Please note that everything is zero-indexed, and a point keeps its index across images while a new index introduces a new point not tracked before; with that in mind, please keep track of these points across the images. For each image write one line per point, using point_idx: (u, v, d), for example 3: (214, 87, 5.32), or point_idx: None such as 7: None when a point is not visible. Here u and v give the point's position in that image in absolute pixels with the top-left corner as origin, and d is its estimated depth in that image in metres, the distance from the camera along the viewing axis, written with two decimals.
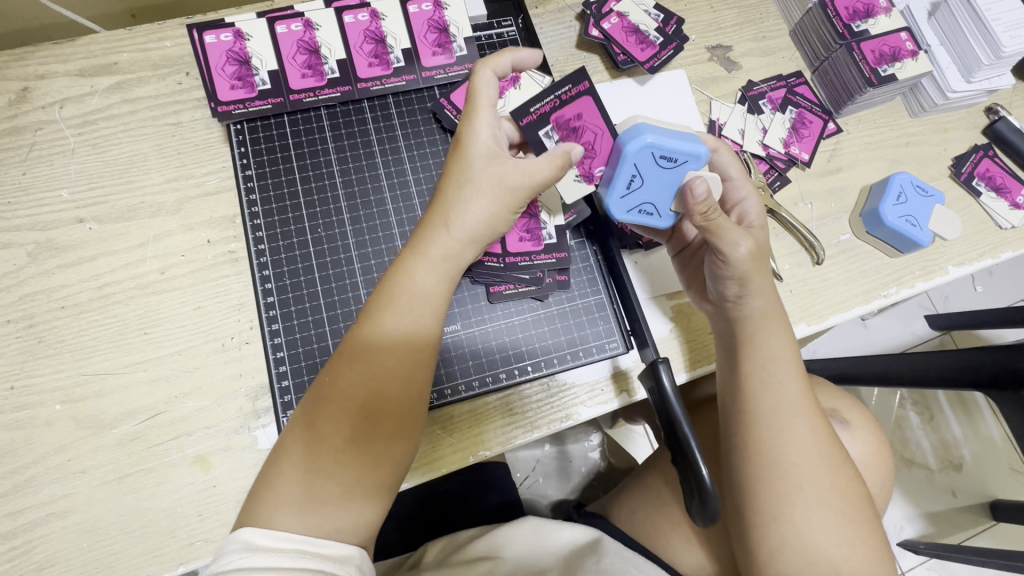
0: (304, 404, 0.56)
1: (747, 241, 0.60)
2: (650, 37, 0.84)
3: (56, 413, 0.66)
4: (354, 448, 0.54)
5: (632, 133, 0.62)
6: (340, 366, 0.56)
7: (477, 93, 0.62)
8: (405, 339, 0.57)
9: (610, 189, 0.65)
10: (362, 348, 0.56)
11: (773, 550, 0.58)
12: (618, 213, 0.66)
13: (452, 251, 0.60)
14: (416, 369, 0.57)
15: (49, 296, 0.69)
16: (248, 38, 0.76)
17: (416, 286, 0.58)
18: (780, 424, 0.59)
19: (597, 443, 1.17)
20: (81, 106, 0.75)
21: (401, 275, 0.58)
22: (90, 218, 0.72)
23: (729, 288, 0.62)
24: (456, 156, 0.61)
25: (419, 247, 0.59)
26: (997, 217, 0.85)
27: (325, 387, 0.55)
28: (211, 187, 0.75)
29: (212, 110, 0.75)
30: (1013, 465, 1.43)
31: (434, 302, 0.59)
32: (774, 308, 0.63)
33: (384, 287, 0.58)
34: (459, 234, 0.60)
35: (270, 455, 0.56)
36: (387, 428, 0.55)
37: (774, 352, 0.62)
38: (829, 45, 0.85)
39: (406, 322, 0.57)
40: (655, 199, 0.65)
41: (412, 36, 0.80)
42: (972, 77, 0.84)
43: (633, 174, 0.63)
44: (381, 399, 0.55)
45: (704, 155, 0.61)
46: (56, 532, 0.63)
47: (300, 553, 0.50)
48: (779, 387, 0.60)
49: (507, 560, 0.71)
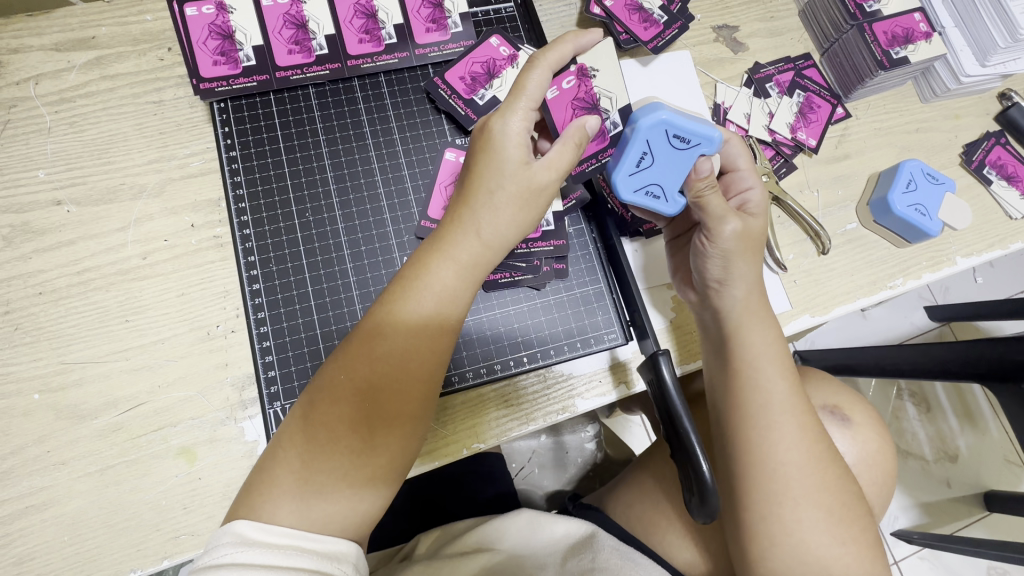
0: (310, 397, 0.52)
1: (736, 221, 0.59)
2: (655, 15, 0.80)
3: (34, 403, 0.63)
4: (365, 452, 0.51)
5: (644, 111, 0.63)
6: (354, 364, 0.52)
7: (524, 90, 0.57)
8: (429, 345, 0.53)
9: (618, 165, 0.63)
10: (381, 350, 0.52)
11: (762, 550, 0.56)
12: (624, 191, 0.63)
13: (479, 256, 0.56)
14: (436, 377, 0.54)
15: (27, 281, 0.66)
16: (231, 11, 0.73)
17: (440, 289, 0.54)
18: (769, 420, 0.57)
19: (593, 433, 1.15)
20: (57, 82, 0.71)
21: (424, 273, 0.54)
22: (68, 200, 0.69)
23: (713, 269, 0.61)
24: (488, 156, 0.56)
25: (447, 248, 0.55)
26: (1007, 207, 0.82)
27: (339, 385, 0.51)
28: (194, 169, 0.72)
29: (194, 87, 0.71)
30: (1008, 456, 1.42)
31: (455, 307, 0.55)
32: (757, 299, 0.61)
33: (407, 286, 0.54)
34: (489, 239, 0.56)
35: (272, 442, 0.53)
36: (399, 433, 0.52)
37: (760, 347, 0.60)
38: (839, 26, 0.82)
39: (430, 325, 0.53)
40: (664, 181, 0.63)
41: (405, 12, 0.76)
42: (988, 61, 0.80)
43: (643, 150, 0.62)
44: (402, 406, 0.52)
45: (716, 139, 0.61)
46: (35, 526, 0.61)
47: (296, 550, 0.47)
48: (765, 381, 0.58)
49: (501, 551, 0.69)
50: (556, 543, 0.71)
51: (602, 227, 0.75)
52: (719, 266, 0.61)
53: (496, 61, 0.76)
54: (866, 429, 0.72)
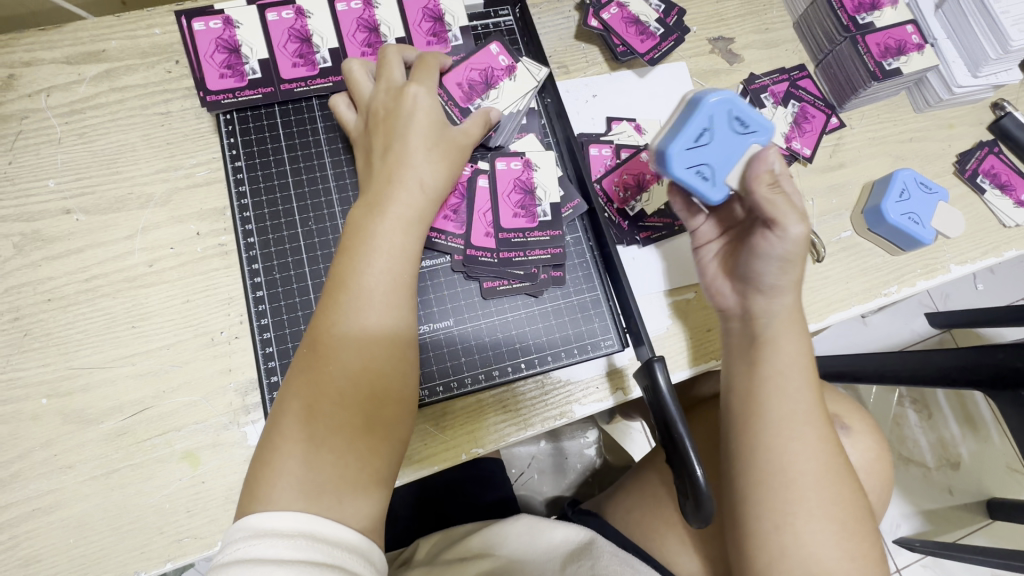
0: (290, 403, 0.53)
1: (804, 223, 0.58)
2: (651, 28, 0.82)
3: (42, 407, 0.65)
4: (364, 429, 0.53)
5: (708, 90, 0.62)
6: (323, 342, 0.55)
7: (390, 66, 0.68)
8: (392, 304, 0.57)
9: (678, 137, 0.61)
10: (344, 320, 0.55)
11: (772, 560, 0.56)
12: (677, 166, 0.62)
13: (411, 217, 0.61)
14: (402, 330, 0.57)
15: (36, 288, 0.68)
16: (237, 25, 0.75)
17: (383, 266, 0.58)
18: (790, 430, 0.58)
19: (592, 439, 1.16)
20: (67, 95, 0.73)
21: (365, 235, 0.59)
22: (76, 209, 0.71)
23: (771, 272, 0.60)
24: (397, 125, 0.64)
25: (378, 222, 0.59)
26: (1001, 215, 0.83)
27: (316, 371, 0.54)
28: (201, 178, 0.73)
29: (201, 99, 0.73)
30: (1011, 463, 1.42)
31: (404, 276, 0.59)
32: (795, 311, 0.62)
33: (347, 276, 0.57)
34: (420, 188, 0.62)
35: (258, 452, 0.53)
36: (390, 401, 0.55)
37: (790, 358, 0.61)
38: (832, 38, 0.83)
39: (389, 286, 0.57)
40: (714, 162, 0.62)
41: (407, 25, 0.78)
42: (979, 71, 0.82)
43: (706, 125, 0.61)
44: (378, 366, 0.55)
45: (769, 130, 0.63)
46: (41, 528, 0.62)
47: (305, 540, 0.47)
48: (791, 392, 0.59)
49: (501, 557, 0.70)
50: (555, 549, 0.71)
51: (598, 235, 0.76)
52: (776, 269, 0.60)
53: (494, 70, 0.76)
54: (862, 436, 0.73)
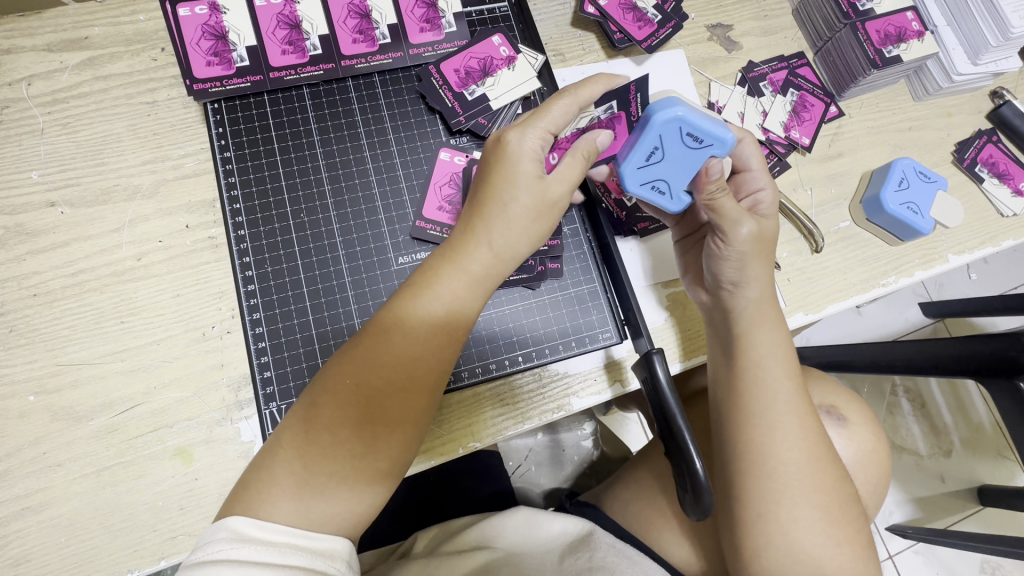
0: (307, 405, 0.52)
1: (750, 224, 0.59)
2: (649, 14, 0.81)
3: (30, 404, 0.63)
4: (367, 457, 0.51)
5: (662, 102, 0.58)
6: (362, 371, 0.52)
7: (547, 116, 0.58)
8: (436, 362, 0.54)
9: (627, 157, 0.60)
10: (388, 354, 0.52)
11: (758, 548, 0.57)
12: (631, 184, 0.61)
13: (490, 266, 0.56)
14: (442, 383, 0.55)
15: (21, 283, 0.66)
16: (224, 11, 0.72)
17: (450, 298, 0.55)
18: (773, 421, 0.58)
19: (590, 431, 1.16)
20: (49, 83, 0.71)
21: (434, 282, 0.55)
22: (61, 202, 0.69)
23: (726, 273, 0.61)
24: (500, 168, 0.57)
25: (458, 259, 0.56)
26: (998, 204, 0.83)
27: (344, 390, 0.52)
28: (189, 169, 0.72)
29: (187, 87, 0.71)
30: (1001, 451, 1.43)
31: (464, 316, 0.56)
32: (768, 300, 0.62)
33: (417, 296, 0.55)
34: (497, 248, 0.56)
35: (260, 455, 0.53)
36: (403, 440, 0.53)
37: (768, 348, 0.60)
38: (833, 25, 0.82)
39: (438, 341, 0.54)
40: (671, 178, 0.60)
41: (399, 12, 0.76)
42: (979, 59, 0.81)
43: (657, 144, 0.58)
44: (404, 404, 0.53)
45: (730, 142, 0.57)
46: (32, 527, 0.61)
47: (293, 549, 0.48)
48: (772, 382, 0.59)
49: (499, 549, 0.69)
50: (554, 540, 0.71)
51: (596, 226, 0.75)
52: (735, 269, 0.60)
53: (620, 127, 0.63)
54: (861, 429, 0.73)
